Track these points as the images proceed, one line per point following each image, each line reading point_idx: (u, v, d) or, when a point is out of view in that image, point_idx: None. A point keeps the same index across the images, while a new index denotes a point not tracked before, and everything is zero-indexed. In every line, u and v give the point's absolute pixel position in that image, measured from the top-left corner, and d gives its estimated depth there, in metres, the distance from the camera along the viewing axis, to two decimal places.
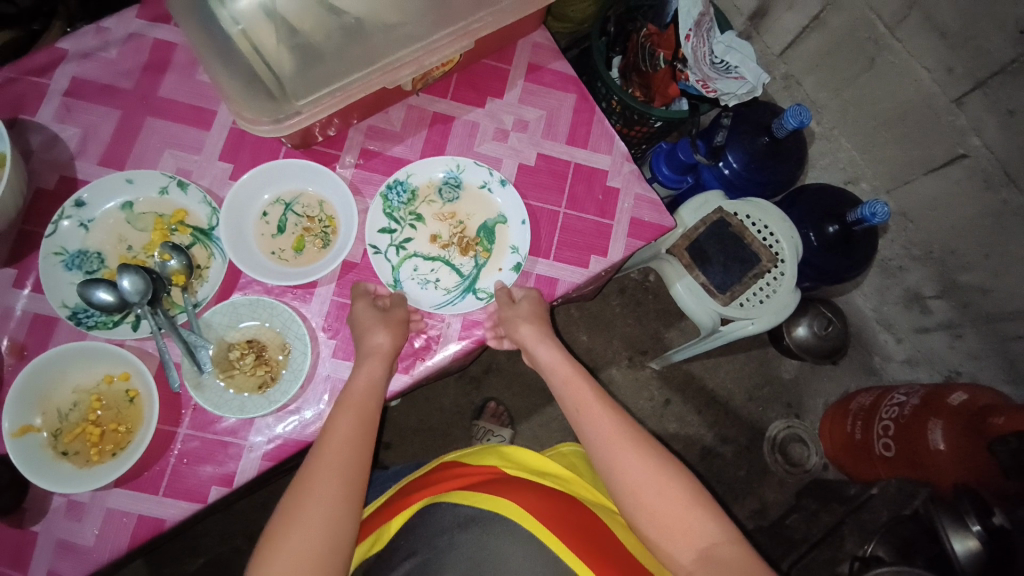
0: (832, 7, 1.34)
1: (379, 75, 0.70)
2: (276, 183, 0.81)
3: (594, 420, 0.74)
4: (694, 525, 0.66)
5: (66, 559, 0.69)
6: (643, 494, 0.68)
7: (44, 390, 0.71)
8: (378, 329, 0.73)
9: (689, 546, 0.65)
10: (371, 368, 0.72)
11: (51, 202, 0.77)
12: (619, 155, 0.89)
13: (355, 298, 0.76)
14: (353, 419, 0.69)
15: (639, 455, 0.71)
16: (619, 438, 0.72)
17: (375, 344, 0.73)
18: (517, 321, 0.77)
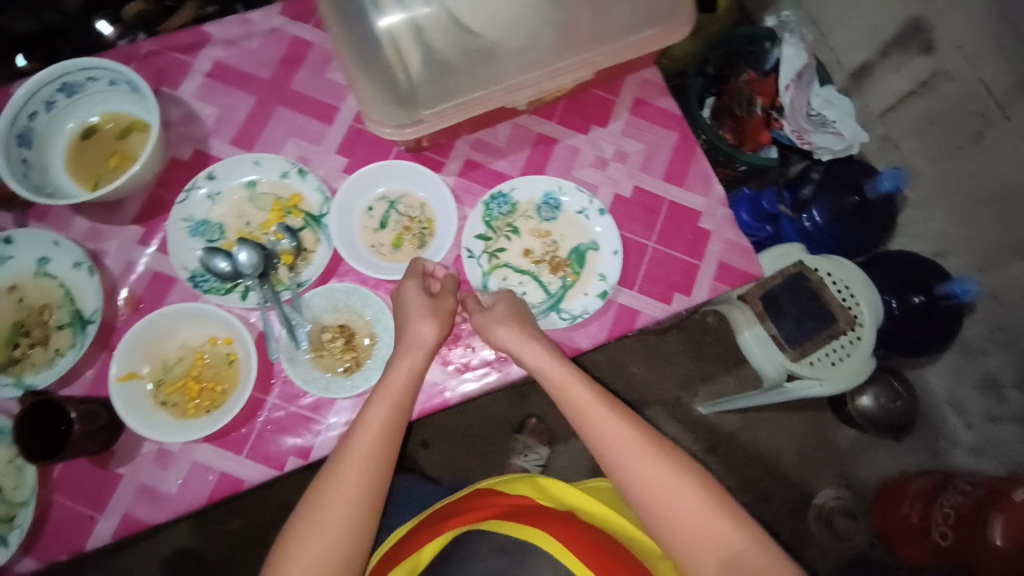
0: (941, 75, 1.28)
1: (500, 94, 0.72)
2: (386, 182, 0.86)
3: (610, 442, 0.76)
4: (711, 532, 0.70)
5: (145, 503, 0.75)
6: (665, 509, 0.72)
7: (154, 343, 0.78)
8: (423, 321, 0.75)
9: (709, 552, 0.69)
10: (412, 358, 0.75)
11: (181, 172, 0.83)
12: (714, 199, 0.89)
13: (408, 276, 0.78)
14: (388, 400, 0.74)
15: (659, 471, 0.73)
16: (633, 456, 0.74)
17: (417, 334, 0.75)
18: (490, 325, 0.77)
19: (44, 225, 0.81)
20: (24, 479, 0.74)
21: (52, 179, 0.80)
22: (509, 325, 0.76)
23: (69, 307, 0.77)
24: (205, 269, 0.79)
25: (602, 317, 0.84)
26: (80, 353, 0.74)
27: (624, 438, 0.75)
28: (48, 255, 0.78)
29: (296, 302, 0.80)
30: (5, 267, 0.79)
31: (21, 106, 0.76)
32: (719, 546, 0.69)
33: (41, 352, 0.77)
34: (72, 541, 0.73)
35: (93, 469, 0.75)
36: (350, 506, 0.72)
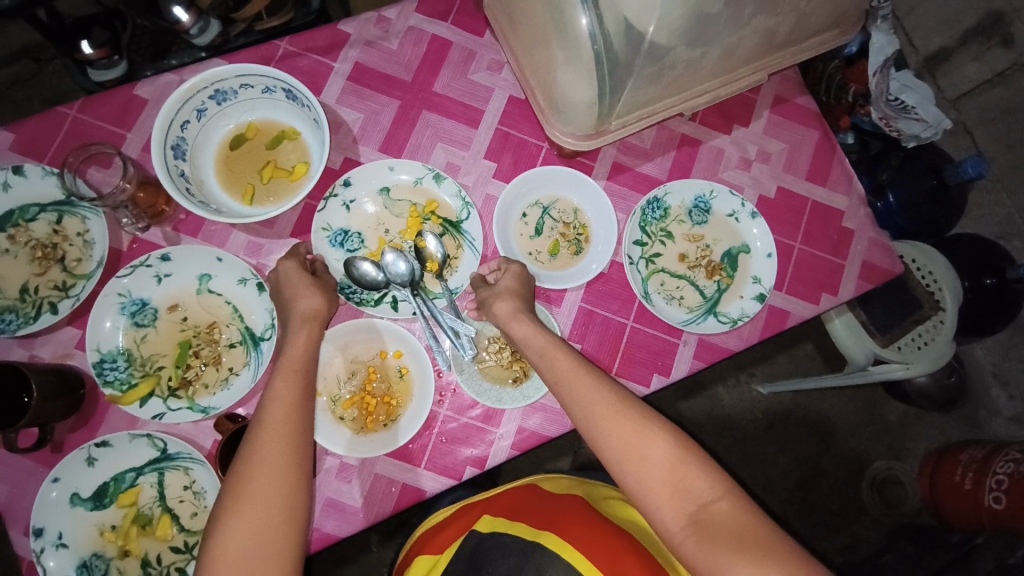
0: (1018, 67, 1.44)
1: (681, 103, 0.74)
2: (538, 187, 0.84)
3: (580, 403, 0.67)
4: (680, 483, 0.60)
5: (334, 516, 0.73)
6: (630, 460, 0.62)
7: (325, 359, 0.76)
8: (307, 294, 0.71)
9: (677, 510, 0.59)
10: (310, 334, 0.69)
11: (335, 181, 0.82)
12: (856, 198, 0.91)
13: (287, 257, 0.74)
14: (293, 380, 0.65)
15: (625, 424, 0.64)
16: (600, 408, 0.65)
17: (307, 308, 0.70)
18: (491, 300, 0.75)
19: (199, 238, 0.78)
20: (204, 504, 0.72)
21: (209, 192, 0.78)
22: (504, 299, 0.74)
23: (238, 325, 0.76)
24: (351, 279, 0.78)
25: (756, 319, 0.85)
26: (261, 370, 0.73)
27: (590, 391, 0.67)
28: (210, 271, 0.76)
29: (454, 307, 0.79)
30: (162, 285, 0.75)
31: (174, 117, 0.72)
32: (689, 501, 0.59)
33: (212, 372, 0.74)
34: None
35: None
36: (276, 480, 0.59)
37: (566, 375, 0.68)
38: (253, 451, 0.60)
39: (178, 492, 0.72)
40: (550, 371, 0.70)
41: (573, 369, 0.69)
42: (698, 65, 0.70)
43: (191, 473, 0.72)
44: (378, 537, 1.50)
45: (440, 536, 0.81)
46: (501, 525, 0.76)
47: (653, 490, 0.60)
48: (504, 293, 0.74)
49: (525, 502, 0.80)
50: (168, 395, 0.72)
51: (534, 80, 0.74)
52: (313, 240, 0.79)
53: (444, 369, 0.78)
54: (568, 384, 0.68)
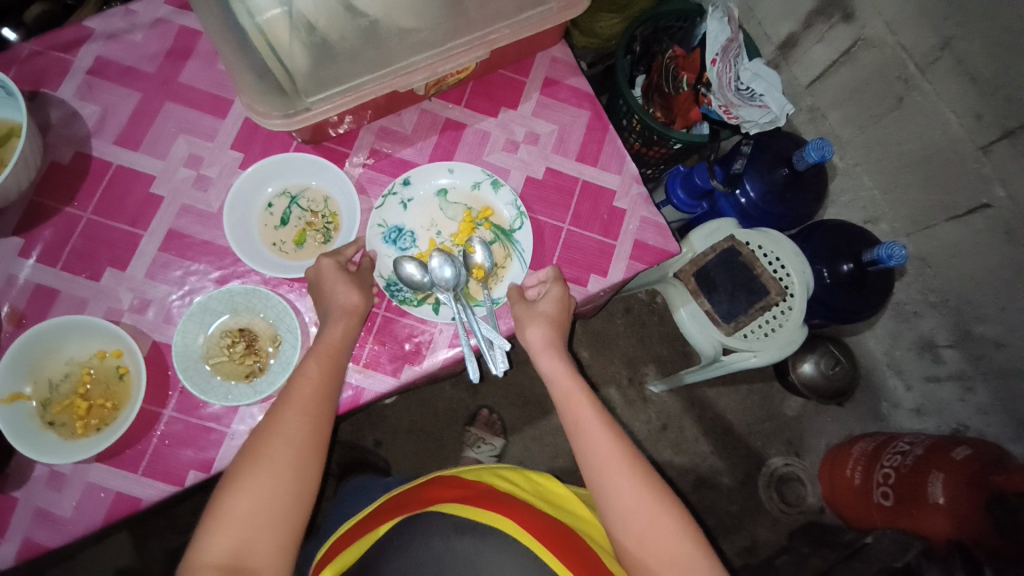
0: (863, 42, 1.27)
1: (391, 79, 0.72)
2: (284, 177, 0.82)
3: (600, 465, 0.70)
4: (679, 552, 0.64)
5: (43, 527, 0.70)
6: (641, 534, 0.65)
7: (37, 360, 0.72)
8: (346, 290, 0.72)
9: None
10: (346, 326, 0.72)
11: (63, 176, 0.78)
12: (629, 176, 0.88)
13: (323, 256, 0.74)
14: (321, 367, 0.69)
15: (642, 501, 0.67)
16: (615, 472, 0.69)
17: (345, 303, 0.72)
18: (525, 321, 0.76)
19: None
20: None
21: None
22: (539, 324, 0.75)
23: None
24: (399, 278, 0.78)
25: None
26: None
27: (611, 457, 0.69)
28: None
29: (493, 316, 0.78)
30: None
31: None
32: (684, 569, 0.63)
33: None
34: None
35: None
36: (290, 455, 0.64)
37: (589, 430, 0.72)
38: (277, 420, 0.66)
39: None
40: (574, 418, 0.74)
41: (597, 424, 0.72)
42: None
43: None
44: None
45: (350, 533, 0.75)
46: (439, 506, 0.73)
47: (649, 549, 0.64)
48: (537, 320, 0.75)
49: (464, 480, 0.79)
50: None
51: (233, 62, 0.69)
52: (369, 237, 0.79)
53: (477, 381, 0.76)
54: (594, 438, 0.71)
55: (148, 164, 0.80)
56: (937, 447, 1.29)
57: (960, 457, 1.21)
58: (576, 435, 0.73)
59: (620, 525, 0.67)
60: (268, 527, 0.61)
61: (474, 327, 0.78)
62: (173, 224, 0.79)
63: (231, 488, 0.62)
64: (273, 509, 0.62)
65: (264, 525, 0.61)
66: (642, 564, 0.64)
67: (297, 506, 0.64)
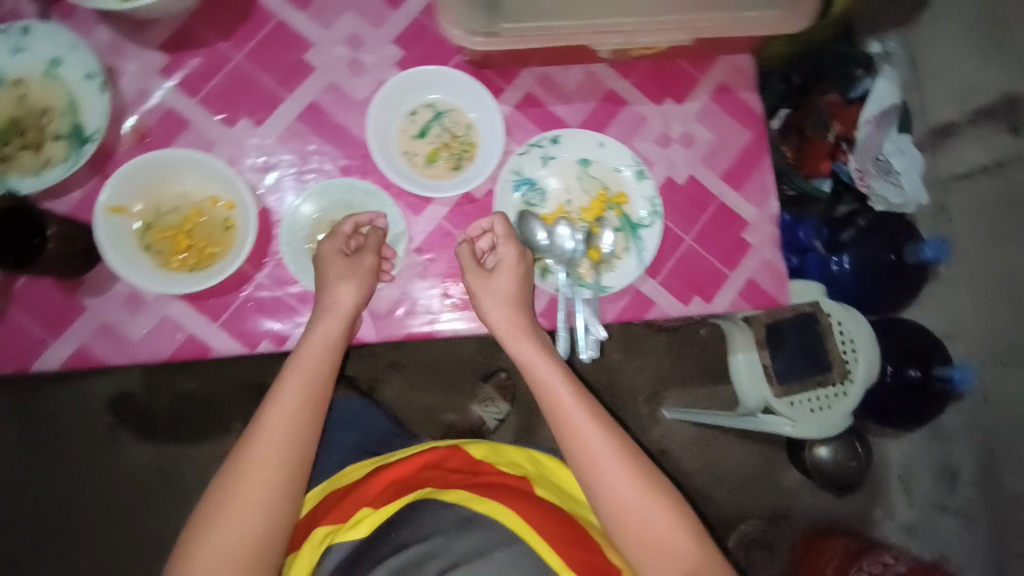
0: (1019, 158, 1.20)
1: (590, 31, 0.67)
2: (436, 90, 0.79)
3: (591, 466, 0.67)
4: (676, 551, 0.63)
5: (105, 340, 0.71)
6: (638, 536, 0.64)
7: (154, 184, 0.72)
8: (341, 282, 0.69)
9: None
10: (333, 323, 0.69)
11: (224, 10, 0.75)
12: (767, 213, 0.84)
13: (326, 237, 0.71)
14: (306, 372, 0.67)
15: (640, 498, 0.65)
16: (611, 474, 0.66)
17: (337, 296, 0.69)
18: (482, 295, 0.72)
19: (65, 22, 0.73)
20: None
21: None
22: (497, 303, 0.71)
23: (70, 119, 0.71)
24: (518, 231, 0.77)
25: (616, 299, 0.79)
26: (73, 169, 0.69)
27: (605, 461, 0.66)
28: (62, 58, 0.72)
29: (595, 304, 0.77)
30: (16, 59, 0.72)
31: None
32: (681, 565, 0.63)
33: (30, 156, 0.71)
34: (16, 360, 0.69)
35: (58, 292, 0.70)
36: (273, 472, 0.63)
37: (583, 436, 0.67)
38: (258, 434, 0.64)
39: None
40: (560, 420, 0.69)
41: (588, 428, 0.68)
42: None
43: None
44: (217, 431, 1.17)
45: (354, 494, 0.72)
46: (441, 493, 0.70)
47: (651, 550, 0.63)
48: (492, 296, 0.71)
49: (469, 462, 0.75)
50: None
51: None
52: (501, 179, 0.77)
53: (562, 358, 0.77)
54: (583, 442, 0.67)
55: (308, 29, 0.77)
56: None
57: None
58: (565, 438, 0.68)
59: (622, 528, 0.64)
60: (251, 554, 0.60)
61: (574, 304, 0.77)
62: (316, 98, 0.77)
63: (220, 507, 0.61)
64: (254, 529, 0.60)
65: (248, 551, 0.60)
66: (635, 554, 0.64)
67: (283, 525, 0.63)
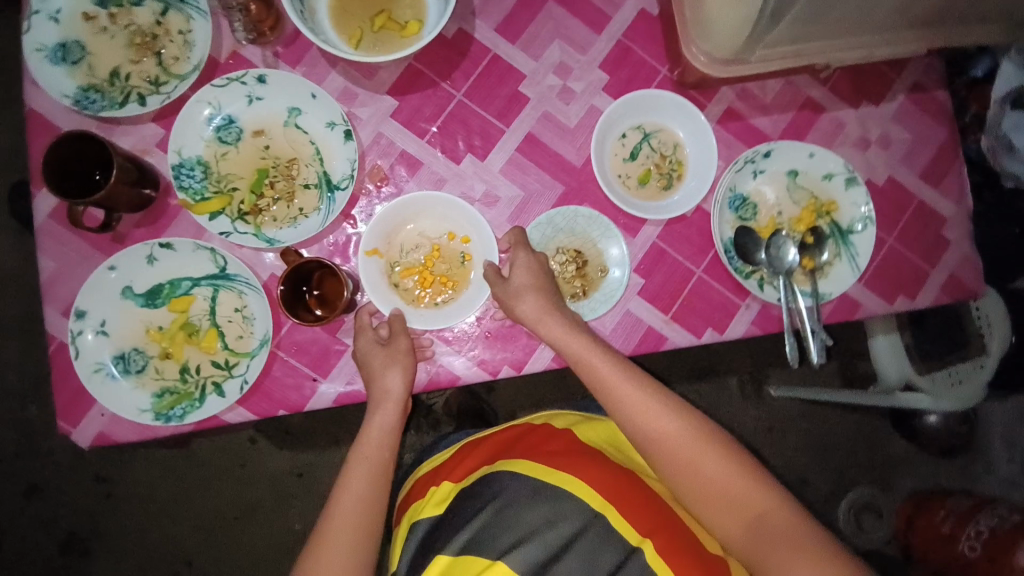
0: None
1: (832, 49, 0.69)
2: (646, 112, 0.81)
3: (642, 422, 0.70)
4: (735, 493, 0.64)
5: None
6: (697, 483, 0.66)
7: (398, 222, 0.76)
8: (391, 375, 0.70)
9: (734, 515, 0.63)
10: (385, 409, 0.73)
11: (444, 50, 0.78)
12: (965, 209, 0.84)
13: (358, 333, 0.72)
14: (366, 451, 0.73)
15: (690, 444, 0.68)
16: (659, 425, 0.69)
17: (384, 386, 0.71)
18: (513, 296, 0.72)
19: (299, 69, 0.74)
20: (251, 330, 0.72)
21: (319, 22, 0.74)
22: (531, 293, 0.72)
23: (317, 168, 0.74)
24: (735, 246, 0.80)
25: (828, 304, 0.81)
26: (331, 219, 0.72)
27: (652, 412, 0.70)
28: (301, 106, 0.73)
29: (817, 311, 0.78)
30: (251, 108, 0.73)
31: None
32: (746, 510, 0.63)
33: (283, 208, 0.73)
34: (293, 400, 0.71)
35: (321, 334, 0.73)
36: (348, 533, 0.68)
37: (619, 390, 0.71)
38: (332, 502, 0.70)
39: (228, 313, 0.72)
40: (595, 374, 0.71)
41: (622, 381, 0.71)
42: (865, 16, 0.63)
43: (244, 298, 0.72)
44: (344, 442, 1.27)
45: (450, 471, 0.78)
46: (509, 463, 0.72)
47: (707, 494, 0.65)
48: (524, 291, 0.72)
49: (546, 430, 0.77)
50: (237, 217, 0.71)
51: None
52: (718, 196, 0.79)
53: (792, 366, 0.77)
54: (620, 396, 0.70)
55: (521, 61, 0.80)
56: None
57: None
58: (602, 391, 0.71)
59: (677, 472, 0.67)
60: None
61: (795, 313, 0.78)
62: (532, 128, 0.80)
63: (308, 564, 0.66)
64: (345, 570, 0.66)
65: None
66: (695, 496, 0.66)
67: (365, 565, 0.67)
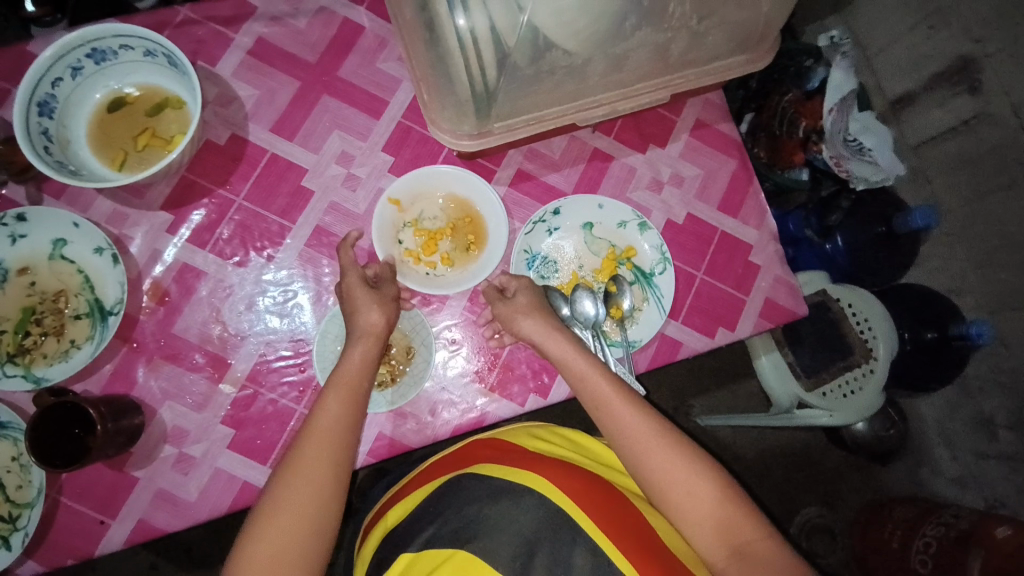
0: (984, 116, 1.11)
1: (574, 109, 0.69)
2: (427, 186, 0.81)
3: (636, 435, 0.64)
4: (726, 519, 0.59)
5: (163, 508, 0.71)
6: (687, 505, 0.60)
7: (427, 186, 0.81)
8: (368, 309, 0.70)
9: (720, 541, 0.58)
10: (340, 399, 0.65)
11: (218, 158, 0.78)
12: (767, 233, 0.86)
13: (346, 266, 0.72)
14: (342, 402, 0.64)
15: (691, 464, 0.62)
16: (659, 446, 0.63)
17: (367, 323, 0.69)
18: (513, 317, 0.73)
19: (62, 201, 0.75)
20: (30, 478, 0.69)
21: (74, 154, 0.72)
22: (529, 318, 0.73)
23: (88, 296, 0.72)
24: None
25: (645, 349, 0.80)
26: (101, 347, 0.69)
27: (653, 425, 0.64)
28: (66, 236, 0.72)
29: (629, 360, 0.78)
30: (16, 247, 0.71)
31: (44, 73, 0.66)
32: (733, 537, 0.58)
33: (53, 342, 0.71)
34: (80, 547, 0.69)
35: (107, 472, 0.71)
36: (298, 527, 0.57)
37: (613, 402, 0.66)
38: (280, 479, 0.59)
39: (5, 463, 0.69)
40: (588, 391, 0.68)
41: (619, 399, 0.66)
42: (578, 70, 0.65)
43: (19, 445, 0.69)
44: None
45: (408, 486, 0.72)
46: (488, 469, 0.65)
47: (699, 516, 0.60)
48: (529, 310, 0.72)
49: (497, 442, 0.71)
50: (3, 360, 0.69)
51: (417, 69, 0.68)
52: (512, 258, 0.80)
53: None
54: (615, 413, 0.65)
55: (301, 157, 0.80)
56: (980, 523, 1.08)
57: (1001, 535, 1.00)
58: (597, 412, 0.67)
59: (671, 489, 0.61)
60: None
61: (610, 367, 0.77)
62: (320, 220, 0.79)
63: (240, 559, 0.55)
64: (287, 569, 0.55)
65: None
66: (687, 515, 0.60)
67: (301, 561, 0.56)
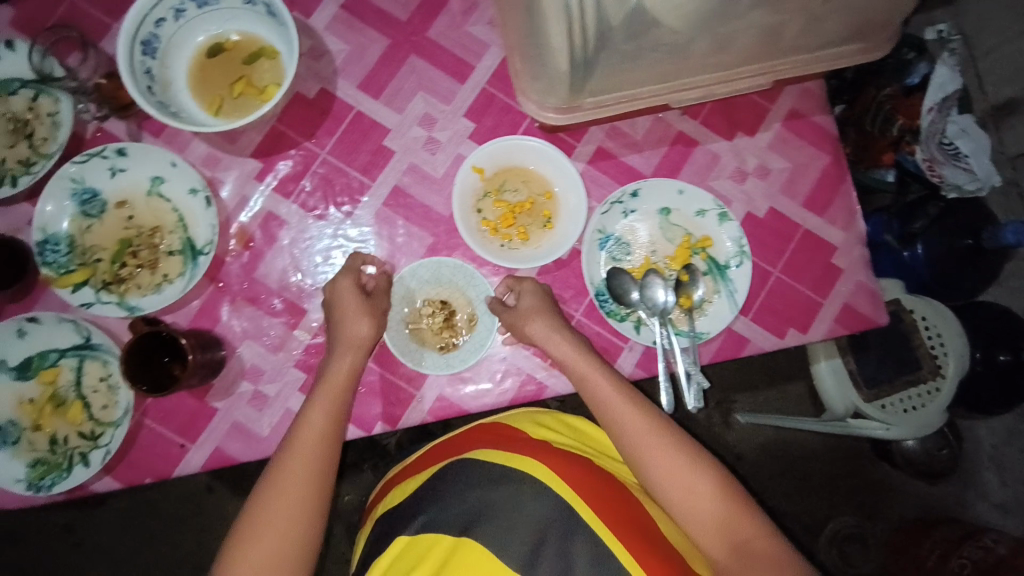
0: None
1: (668, 91, 0.68)
2: (509, 157, 0.81)
3: (634, 431, 0.65)
4: (722, 517, 0.60)
5: (238, 440, 0.75)
6: (683, 500, 0.61)
7: (509, 159, 0.81)
8: (357, 319, 0.71)
9: (718, 537, 0.59)
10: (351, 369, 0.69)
11: (307, 110, 0.80)
12: (854, 236, 0.82)
13: (344, 273, 0.73)
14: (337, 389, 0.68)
15: (687, 461, 0.63)
16: (656, 443, 0.64)
17: (353, 334, 0.71)
18: (517, 324, 0.73)
19: (161, 140, 0.78)
20: (116, 399, 0.74)
21: (173, 95, 0.75)
22: (537, 318, 0.72)
23: (180, 234, 0.76)
24: (608, 287, 0.78)
25: (711, 342, 0.79)
26: (191, 284, 0.73)
27: (650, 423, 0.65)
28: (163, 175, 0.76)
29: (694, 351, 0.76)
30: (115, 180, 0.75)
31: (148, 12, 0.69)
32: (731, 533, 0.59)
33: (147, 275, 0.75)
34: (160, 467, 0.74)
35: (191, 401, 0.75)
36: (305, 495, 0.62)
37: (611, 399, 0.67)
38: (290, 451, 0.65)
39: (95, 383, 0.74)
40: (588, 387, 0.69)
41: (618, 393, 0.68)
42: (683, 51, 0.62)
43: (109, 367, 0.74)
44: None
45: (419, 461, 0.74)
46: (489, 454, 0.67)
47: (696, 512, 0.61)
48: (529, 315, 0.72)
49: (499, 426, 0.72)
50: (100, 287, 0.73)
51: (512, 37, 0.67)
52: (585, 236, 0.78)
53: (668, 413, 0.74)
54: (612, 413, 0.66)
55: (385, 116, 0.80)
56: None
57: None
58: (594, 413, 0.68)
59: (667, 484, 0.62)
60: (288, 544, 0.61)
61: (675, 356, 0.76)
62: (399, 180, 0.80)
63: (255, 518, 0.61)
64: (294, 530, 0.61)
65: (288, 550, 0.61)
66: (681, 512, 0.61)
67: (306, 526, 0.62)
